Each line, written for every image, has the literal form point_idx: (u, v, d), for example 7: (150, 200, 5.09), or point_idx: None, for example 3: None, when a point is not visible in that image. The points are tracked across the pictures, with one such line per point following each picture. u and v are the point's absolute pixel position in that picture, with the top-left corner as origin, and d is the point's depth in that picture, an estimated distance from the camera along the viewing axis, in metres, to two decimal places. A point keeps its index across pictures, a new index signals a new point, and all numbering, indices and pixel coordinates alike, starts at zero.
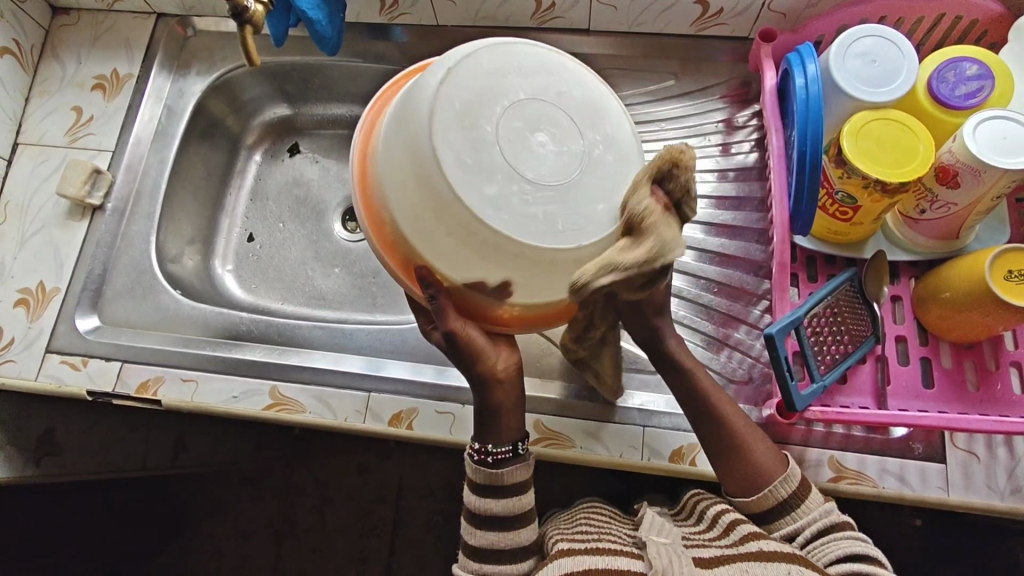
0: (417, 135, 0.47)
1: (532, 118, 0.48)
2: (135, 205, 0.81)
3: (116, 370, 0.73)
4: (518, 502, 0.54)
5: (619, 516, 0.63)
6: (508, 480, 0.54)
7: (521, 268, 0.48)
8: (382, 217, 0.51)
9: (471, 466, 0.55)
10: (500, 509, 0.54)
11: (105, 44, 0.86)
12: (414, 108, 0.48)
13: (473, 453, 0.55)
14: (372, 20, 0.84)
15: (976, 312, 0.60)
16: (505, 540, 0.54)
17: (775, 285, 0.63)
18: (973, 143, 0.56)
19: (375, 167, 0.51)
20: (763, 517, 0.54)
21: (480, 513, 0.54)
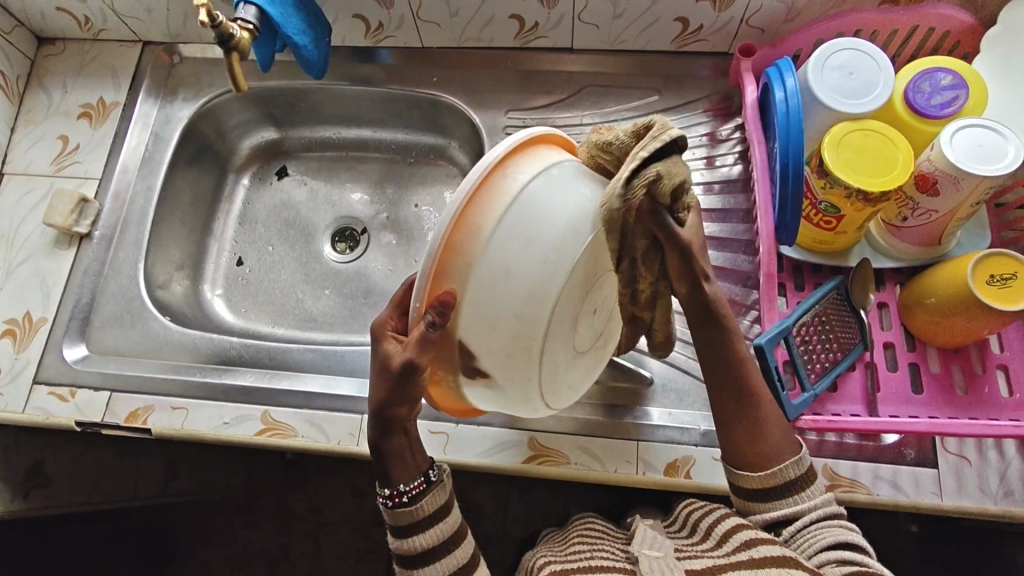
0: (558, 244, 0.46)
1: (601, 295, 0.53)
2: (123, 232, 0.80)
3: (105, 400, 0.72)
4: (439, 531, 0.53)
5: (613, 531, 0.63)
6: (425, 511, 0.53)
7: (510, 391, 0.51)
8: (467, 233, 0.45)
9: (388, 512, 0.54)
10: (427, 539, 0.53)
11: (91, 72, 0.87)
12: (569, 220, 0.47)
13: (385, 499, 0.54)
14: (358, 44, 0.85)
15: (961, 316, 0.60)
16: (440, 566, 0.53)
17: (762, 295, 0.64)
18: (950, 151, 0.57)
19: (509, 209, 0.45)
20: (762, 493, 0.53)
21: (410, 553, 0.53)
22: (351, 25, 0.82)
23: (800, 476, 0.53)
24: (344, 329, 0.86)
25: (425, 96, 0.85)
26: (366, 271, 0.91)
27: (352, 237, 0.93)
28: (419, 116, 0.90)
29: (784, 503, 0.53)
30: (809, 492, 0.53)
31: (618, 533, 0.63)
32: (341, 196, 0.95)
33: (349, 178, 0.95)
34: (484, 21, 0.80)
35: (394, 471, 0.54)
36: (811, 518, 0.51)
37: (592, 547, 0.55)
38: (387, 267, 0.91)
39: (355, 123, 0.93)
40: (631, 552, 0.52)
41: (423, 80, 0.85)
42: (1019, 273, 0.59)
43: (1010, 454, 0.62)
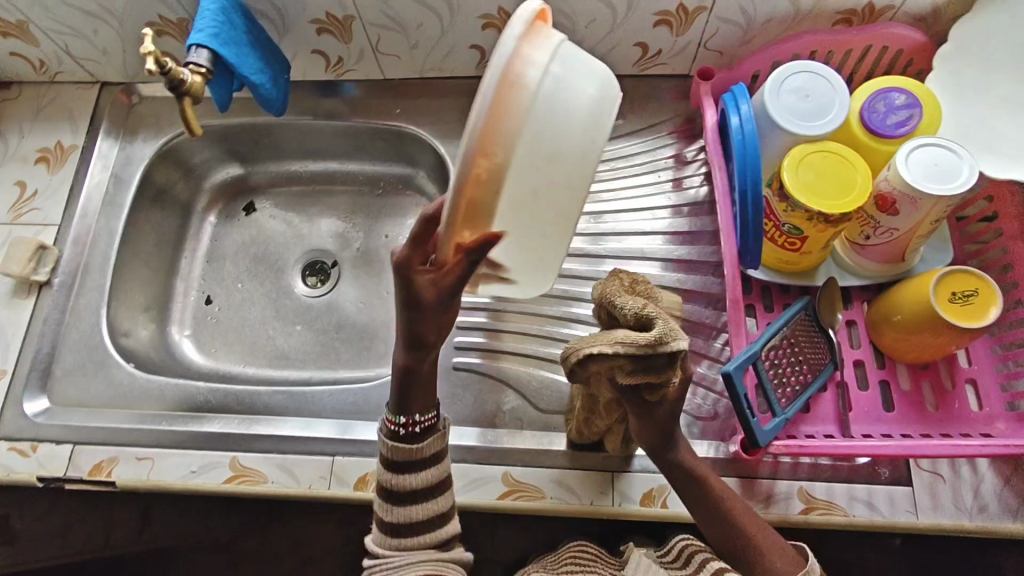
0: (585, 146, 0.43)
1: None
2: (84, 278, 0.79)
3: (68, 454, 0.70)
4: (435, 502, 0.54)
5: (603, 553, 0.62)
6: (428, 453, 0.54)
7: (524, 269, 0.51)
8: (499, 155, 0.39)
9: (390, 444, 0.54)
10: (422, 494, 0.54)
11: (48, 116, 0.85)
12: (595, 113, 0.43)
13: (398, 428, 0.53)
14: (319, 78, 0.85)
15: (926, 334, 0.61)
16: (423, 538, 0.54)
17: (730, 321, 0.63)
18: (907, 171, 0.57)
19: (530, 116, 0.39)
20: None
21: (398, 490, 0.54)
22: (311, 60, 0.82)
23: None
24: (317, 365, 0.85)
25: (390, 128, 0.85)
26: (338, 305, 0.90)
27: (322, 270, 0.92)
28: (385, 147, 0.89)
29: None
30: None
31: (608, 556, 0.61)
32: (310, 230, 0.94)
33: (317, 211, 0.94)
34: (445, 52, 0.79)
35: (409, 401, 0.54)
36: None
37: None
38: (358, 300, 0.90)
39: (322, 156, 0.93)
40: None
41: (387, 112, 0.85)
42: (980, 289, 0.59)
43: (983, 468, 0.63)
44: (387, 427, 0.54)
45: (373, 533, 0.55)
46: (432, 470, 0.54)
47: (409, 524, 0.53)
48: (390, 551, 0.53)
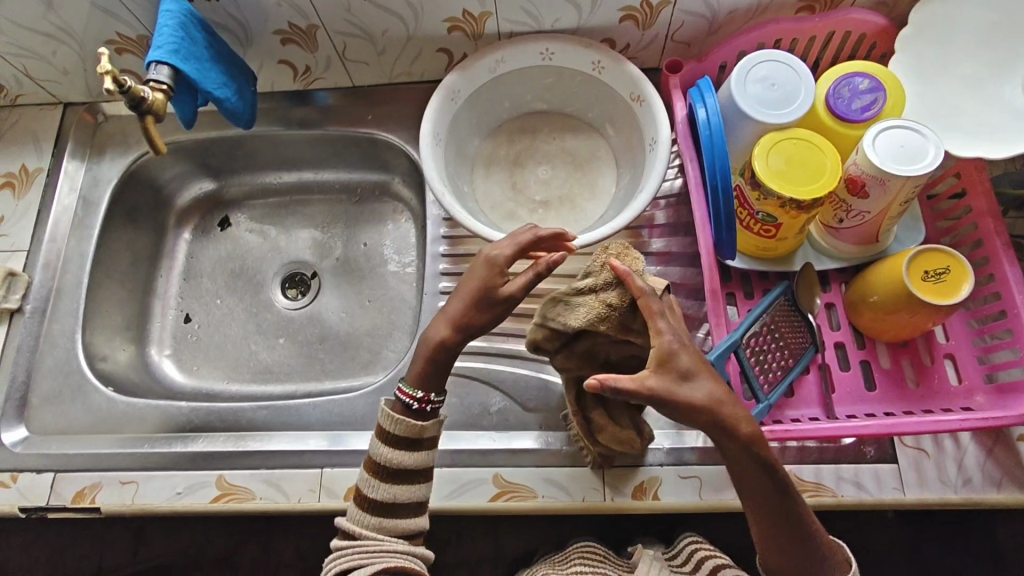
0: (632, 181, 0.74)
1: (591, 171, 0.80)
2: (56, 303, 0.77)
3: (49, 483, 0.68)
4: (417, 487, 0.59)
5: (610, 555, 0.69)
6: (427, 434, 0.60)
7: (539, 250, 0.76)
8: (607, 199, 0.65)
9: (399, 421, 0.59)
10: (409, 471, 0.59)
11: (10, 139, 0.83)
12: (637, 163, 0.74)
13: (414, 402, 0.59)
14: (288, 88, 0.84)
15: (902, 313, 0.62)
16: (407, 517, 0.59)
17: (709, 311, 0.63)
18: (874, 154, 0.58)
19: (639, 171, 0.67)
20: None
21: (392, 469, 0.58)
22: (278, 70, 0.81)
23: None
24: (301, 378, 0.84)
25: (362, 135, 0.84)
26: (319, 316, 0.89)
27: (302, 282, 0.91)
28: (360, 154, 0.89)
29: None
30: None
31: (617, 559, 0.68)
32: (288, 242, 0.93)
33: (294, 222, 0.93)
34: (413, 57, 0.79)
35: (428, 379, 0.59)
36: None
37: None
38: (340, 310, 0.89)
39: (296, 166, 0.92)
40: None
41: (358, 119, 0.84)
42: (952, 266, 0.60)
43: (966, 441, 0.64)
44: (404, 400, 0.59)
45: (349, 512, 0.60)
46: (423, 454, 0.60)
47: (393, 505, 0.58)
48: (365, 530, 0.58)
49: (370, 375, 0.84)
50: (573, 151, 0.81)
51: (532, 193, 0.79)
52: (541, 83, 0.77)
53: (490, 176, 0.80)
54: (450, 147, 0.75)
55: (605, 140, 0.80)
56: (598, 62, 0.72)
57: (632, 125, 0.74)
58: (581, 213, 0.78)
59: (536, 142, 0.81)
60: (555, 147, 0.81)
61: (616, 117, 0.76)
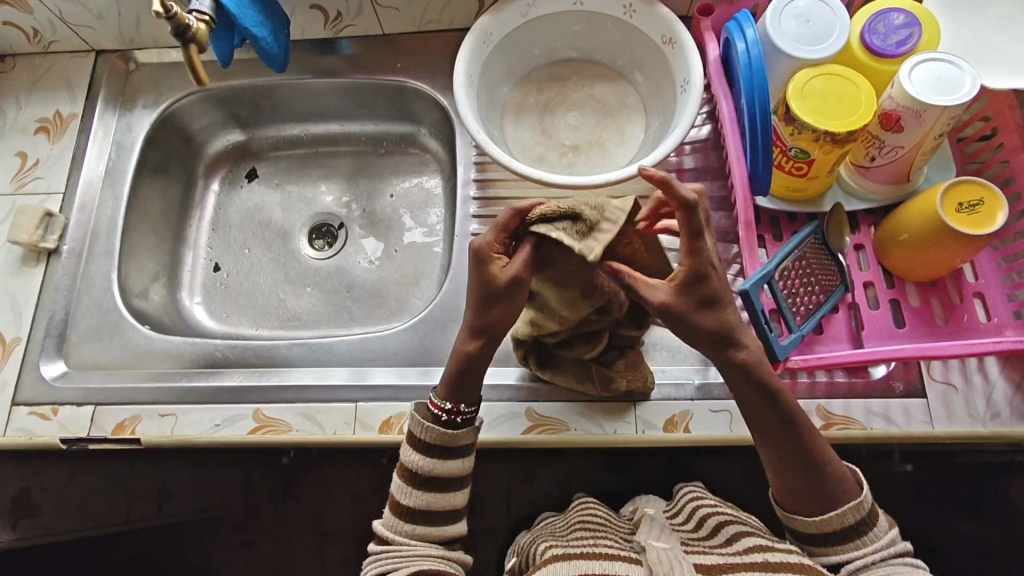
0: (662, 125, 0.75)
1: (619, 118, 0.80)
2: (92, 245, 0.79)
3: (90, 415, 0.70)
4: (451, 497, 0.57)
5: (613, 520, 0.70)
6: (459, 443, 0.57)
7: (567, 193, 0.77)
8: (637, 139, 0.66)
9: (429, 426, 0.56)
10: (443, 479, 0.56)
11: (44, 86, 0.85)
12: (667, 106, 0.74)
13: (442, 414, 0.56)
14: (318, 36, 0.85)
15: (935, 247, 0.62)
16: (440, 503, 0.56)
17: (743, 244, 0.65)
18: (911, 86, 0.58)
19: None
20: (827, 537, 0.51)
21: (423, 474, 0.56)
22: (308, 16, 0.82)
23: (861, 520, 0.51)
24: (329, 324, 0.85)
25: (391, 84, 0.85)
26: (346, 266, 0.89)
27: (329, 232, 0.92)
28: (387, 105, 0.90)
29: (848, 550, 0.51)
30: (875, 533, 0.51)
31: (618, 524, 0.69)
32: (315, 194, 0.93)
33: (321, 174, 0.94)
34: (443, 2, 0.80)
35: (460, 389, 0.56)
36: (878, 556, 0.49)
37: (595, 535, 0.61)
38: (368, 259, 0.89)
39: (323, 118, 0.93)
40: (639, 542, 0.56)
41: (387, 67, 0.84)
42: (985, 198, 0.60)
43: (994, 376, 0.64)
44: (433, 410, 0.56)
45: (383, 516, 0.57)
46: (455, 462, 0.57)
47: (427, 513, 0.56)
48: (397, 536, 0.55)
49: (397, 321, 0.85)
50: (602, 99, 0.81)
51: (561, 139, 0.80)
52: (570, 29, 0.77)
53: (520, 123, 0.81)
54: (481, 92, 0.75)
55: (633, 88, 0.80)
56: (628, 5, 0.72)
57: (662, 70, 0.75)
58: (611, 159, 0.78)
59: (565, 90, 0.81)
60: (585, 94, 0.81)
61: (645, 63, 0.77)
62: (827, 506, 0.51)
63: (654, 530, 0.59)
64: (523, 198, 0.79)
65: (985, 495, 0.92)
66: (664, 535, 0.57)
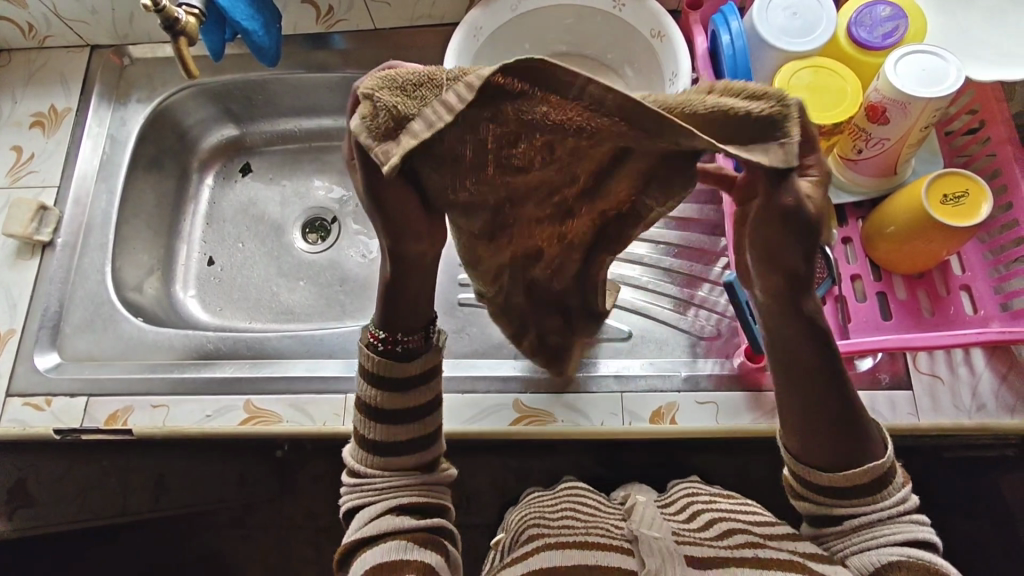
0: None
1: None
2: (85, 238, 0.79)
3: (83, 406, 0.71)
4: (417, 424, 0.55)
5: (604, 506, 0.71)
6: (414, 369, 0.54)
7: None
8: None
9: (370, 356, 0.54)
10: (406, 411, 0.54)
11: (39, 80, 0.85)
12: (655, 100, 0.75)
13: (378, 342, 0.54)
14: (310, 30, 0.85)
15: (921, 240, 0.62)
16: (407, 432, 0.54)
17: (729, 237, 0.66)
18: (896, 78, 0.58)
19: None
20: (841, 492, 0.49)
21: (382, 408, 0.54)
22: (300, 11, 0.82)
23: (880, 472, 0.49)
24: (323, 317, 0.85)
25: None
26: (340, 260, 0.90)
27: (322, 227, 0.92)
28: None
29: (859, 506, 0.49)
30: (891, 492, 0.49)
31: (609, 509, 0.70)
32: (308, 189, 0.94)
33: (314, 169, 0.94)
34: None
35: (393, 316, 0.54)
36: (883, 514, 0.48)
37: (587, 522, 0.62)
38: (361, 254, 0.90)
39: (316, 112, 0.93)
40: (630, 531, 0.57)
41: (379, 62, 0.85)
42: (970, 190, 0.60)
43: (981, 368, 0.64)
44: (370, 340, 0.54)
45: (350, 450, 0.56)
46: (405, 394, 0.54)
47: (393, 444, 0.54)
48: (368, 469, 0.54)
49: None
50: None
51: None
52: (560, 23, 0.77)
53: None
54: None
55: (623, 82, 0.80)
56: None
57: (651, 64, 0.75)
58: None
59: None
60: None
61: (635, 57, 0.77)
62: (852, 454, 0.49)
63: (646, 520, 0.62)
64: None
65: (977, 491, 0.92)
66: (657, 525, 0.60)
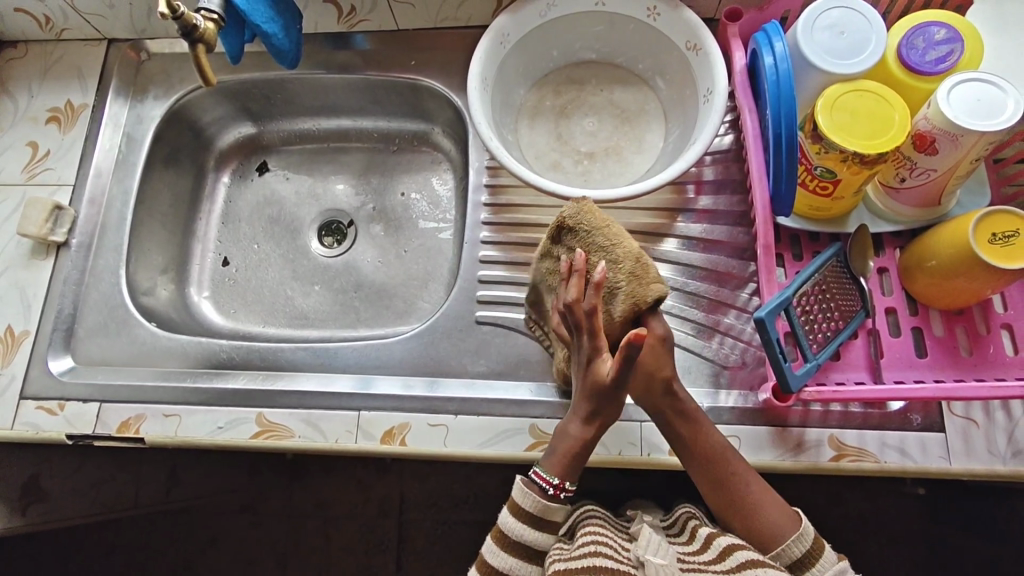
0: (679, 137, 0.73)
1: (638, 125, 0.78)
2: (101, 239, 0.78)
3: (95, 412, 0.70)
4: (537, 565, 0.58)
5: (611, 522, 0.70)
6: (551, 516, 0.58)
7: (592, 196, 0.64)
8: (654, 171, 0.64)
9: (528, 496, 0.58)
10: (528, 543, 0.58)
11: (55, 74, 0.84)
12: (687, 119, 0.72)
13: (550, 487, 0.58)
14: (332, 30, 0.83)
15: (964, 277, 0.59)
16: (524, 565, 0.58)
17: (761, 268, 0.61)
18: (947, 107, 0.55)
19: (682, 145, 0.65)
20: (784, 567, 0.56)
21: (509, 539, 0.58)
22: (322, 10, 0.80)
23: (804, 552, 0.56)
24: (336, 324, 0.84)
25: (404, 81, 0.83)
26: (355, 264, 0.88)
27: (339, 230, 0.90)
28: (401, 102, 0.87)
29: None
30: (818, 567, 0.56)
31: (617, 527, 0.70)
32: (325, 189, 0.92)
33: (332, 170, 0.92)
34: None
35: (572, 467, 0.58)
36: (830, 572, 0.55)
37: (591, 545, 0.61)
38: (376, 258, 0.88)
39: (335, 113, 0.91)
40: (636, 555, 0.57)
41: (401, 64, 0.82)
42: (1021, 230, 0.57)
43: (1018, 413, 0.62)
44: (540, 482, 0.58)
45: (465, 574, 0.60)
46: (538, 528, 0.58)
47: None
48: None
49: (404, 325, 0.83)
50: (621, 104, 0.78)
51: (577, 146, 0.77)
52: (591, 31, 0.74)
53: (535, 127, 0.78)
54: (496, 95, 0.73)
55: (654, 93, 0.77)
56: (652, 8, 0.69)
57: (684, 77, 0.72)
58: (627, 167, 0.76)
59: (583, 94, 0.79)
60: (603, 98, 0.79)
61: (667, 69, 0.74)
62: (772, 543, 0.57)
63: (652, 543, 0.59)
64: (535, 205, 0.77)
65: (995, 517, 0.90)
66: (663, 551, 0.58)
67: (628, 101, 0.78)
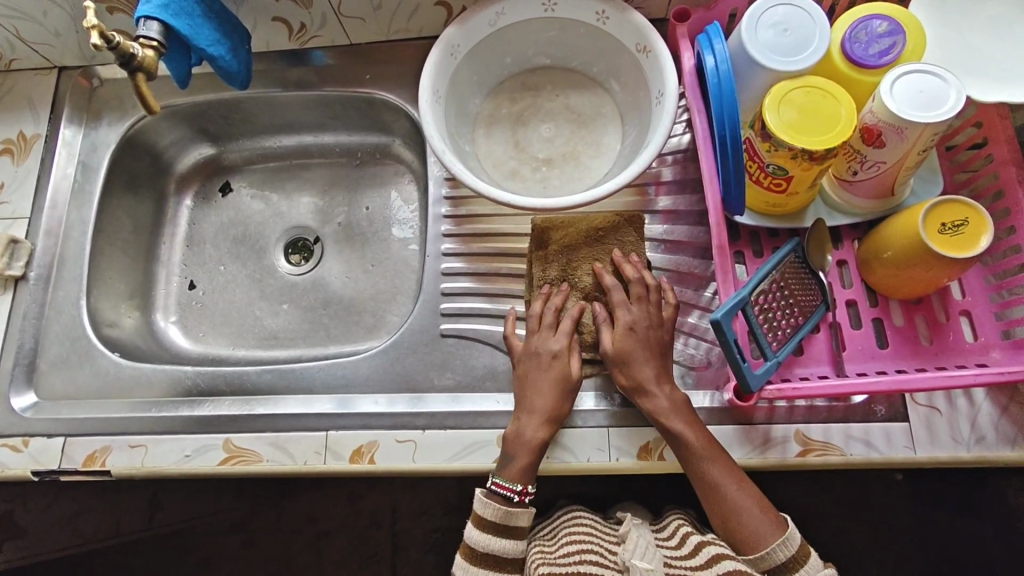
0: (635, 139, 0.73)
1: (595, 128, 0.78)
2: (59, 271, 0.77)
3: (60, 447, 0.70)
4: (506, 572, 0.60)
5: (598, 526, 0.71)
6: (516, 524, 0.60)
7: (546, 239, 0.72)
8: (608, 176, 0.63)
9: (488, 507, 0.60)
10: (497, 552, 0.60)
11: (6, 106, 0.83)
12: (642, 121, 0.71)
13: (512, 496, 0.59)
14: (284, 47, 0.82)
15: (918, 268, 0.59)
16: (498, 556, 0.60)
17: (717, 269, 0.61)
18: (891, 100, 0.55)
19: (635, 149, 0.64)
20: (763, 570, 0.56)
21: (478, 548, 0.60)
22: (272, 29, 0.79)
23: (789, 557, 0.55)
24: (305, 343, 0.83)
25: (360, 96, 0.82)
26: (324, 280, 0.87)
27: (306, 247, 0.89)
28: (360, 116, 0.87)
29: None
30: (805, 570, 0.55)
31: (602, 532, 0.70)
32: (289, 207, 0.91)
33: (296, 187, 0.92)
34: (410, 11, 0.77)
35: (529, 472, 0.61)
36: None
37: (580, 550, 0.62)
38: (344, 274, 0.87)
39: (295, 130, 0.90)
40: (625, 560, 0.59)
41: (356, 79, 0.82)
42: (970, 219, 0.57)
43: (980, 400, 0.62)
44: (501, 493, 0.60)
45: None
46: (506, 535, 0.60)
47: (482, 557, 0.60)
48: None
49: (375, 340, 0.82)
50: (577, 109, 0.78)
51: (534, 153, 0.77)
52: (542, 37, 0.74)
53: (492, 136, 0.78)
54: (450, 107, 0.73)
55: (610, 96, 0.77)
56: (601, 12, 0.69)
57: (637, 78, 0.71)
58: (586, 171, 0.76)
59: (539, 100, 0.79)
60: (559, 104, 0.79)
61: (621, 71, 0.74)
62: (752, 546, 0.57)
63: (640, 547, 0.61)
64: (497, 214, 0.76)
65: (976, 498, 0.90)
66: (650, 555, 0.59)
67: (584, 105, 0.78)
